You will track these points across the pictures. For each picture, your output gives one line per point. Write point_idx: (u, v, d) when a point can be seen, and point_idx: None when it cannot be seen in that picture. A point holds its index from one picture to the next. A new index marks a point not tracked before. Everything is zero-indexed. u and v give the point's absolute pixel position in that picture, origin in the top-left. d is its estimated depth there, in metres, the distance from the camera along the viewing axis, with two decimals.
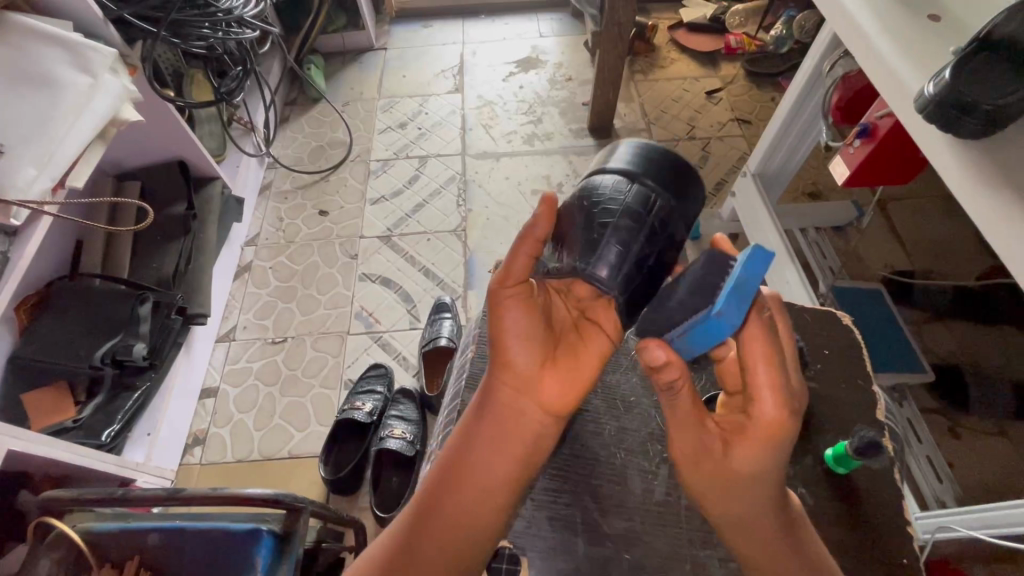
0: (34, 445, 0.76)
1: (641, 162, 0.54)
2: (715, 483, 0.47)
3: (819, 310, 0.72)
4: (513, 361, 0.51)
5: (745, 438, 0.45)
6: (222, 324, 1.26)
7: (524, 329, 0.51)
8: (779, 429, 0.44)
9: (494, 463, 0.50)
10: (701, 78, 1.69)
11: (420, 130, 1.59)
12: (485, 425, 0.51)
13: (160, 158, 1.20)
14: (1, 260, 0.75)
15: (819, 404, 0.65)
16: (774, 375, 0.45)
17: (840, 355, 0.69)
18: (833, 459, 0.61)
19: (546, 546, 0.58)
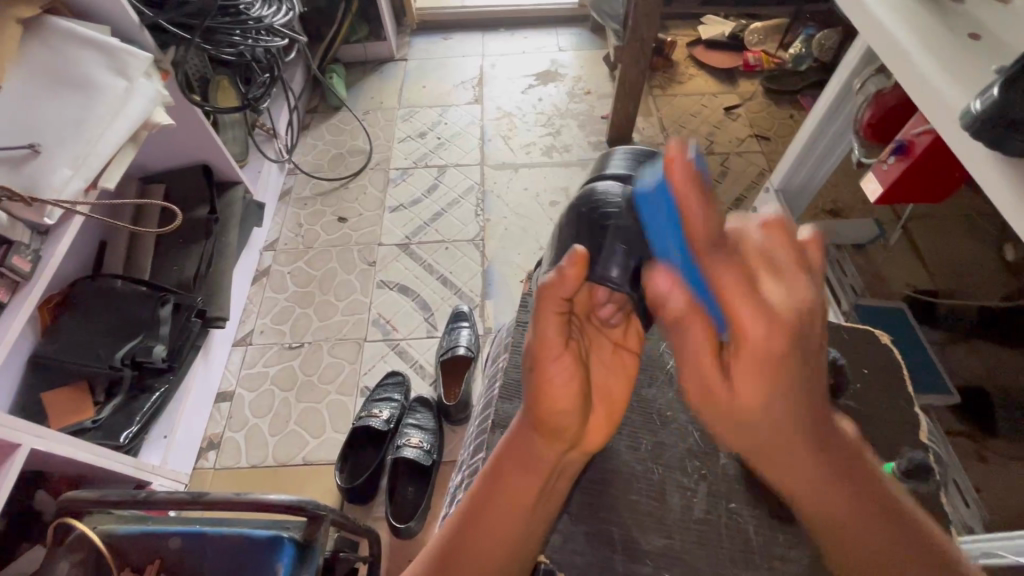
0: (56, 444, 0.76)
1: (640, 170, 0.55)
2: (733, 432, 0.40)
3: (855, 327, 0.71)
4: (555, 422, 0.45)
5: (742, 366, 0.37)
6: (240, 329, 1.26)
7: (567, 384, 0.44)
8: (779, 355, 0.36)
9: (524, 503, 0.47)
10: (719, 94, 1.70)
11: (439, 139, 1.60)
12: (519, 489, 0.47)
13: (185, 162, 1.21)
14: (33, 257, 0.75)
15: (857, 423, 0.64)
16: (754, 292, 0.35)
17: (878, 373, 0.68)
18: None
19: (582, 560, 0.57)
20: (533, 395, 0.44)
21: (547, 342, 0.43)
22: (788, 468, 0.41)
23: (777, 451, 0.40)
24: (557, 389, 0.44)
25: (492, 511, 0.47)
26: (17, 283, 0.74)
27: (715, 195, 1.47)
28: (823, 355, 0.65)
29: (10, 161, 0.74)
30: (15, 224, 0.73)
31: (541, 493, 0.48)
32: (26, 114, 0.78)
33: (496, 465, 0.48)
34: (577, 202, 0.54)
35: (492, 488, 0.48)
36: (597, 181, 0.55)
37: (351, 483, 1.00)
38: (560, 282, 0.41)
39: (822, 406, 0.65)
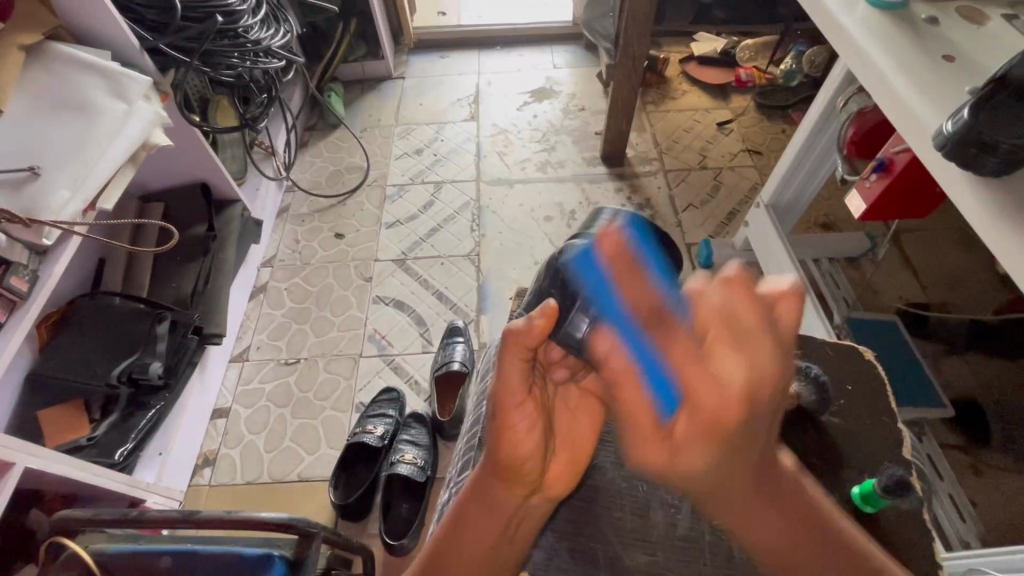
0: (50, 462, 0.76)
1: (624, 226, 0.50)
2: (685, 484, 0.38)
3: (840, 343, 0.72)
4: (518, 468, 0.43)
5: (690, 434, 0.35)
6: (236, 344, 1.27)
7: (531, 423, 0.43)
8: (731, 420, 0.34)
9: (484, 536, 0.47)
10: (712, 110, 1.72)
11: (435, 156, 1.63)
12: (483, 529, 0.47)
13: (183, 181, 1.22)
14: (31, 278, 0.76)
15: (842, 438, 0.65)
16: (702, 358, 0.34)
17: (863, 389, 0.68)
18: (861, 497, 0.59)
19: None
20: (495, 438, 0.43)
21: (511, 386, 0.43)
22: (726, 507, 0.42)
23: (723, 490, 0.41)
24: (519, 433, 0.42)
25: (460, 543, 0.48)
26: (15, 303, 0.75)
27: (708, 209, 1.48)
28: (808, 373, 0.67)
29: (9, 184, 0.76)
30: (14, 245, 0.75)
31: (504, 531, 0.48)
32: (27, 137, 0.80)
33: (461, 509, 0.48)
34: (552, 260, 0.51)
35: (458, 522, 0.48)
36: (581, 235, 0.51)
37: (345, 499, 1.00)
38: (527, 331, 0.42)
39: (806, 423, 0.65)
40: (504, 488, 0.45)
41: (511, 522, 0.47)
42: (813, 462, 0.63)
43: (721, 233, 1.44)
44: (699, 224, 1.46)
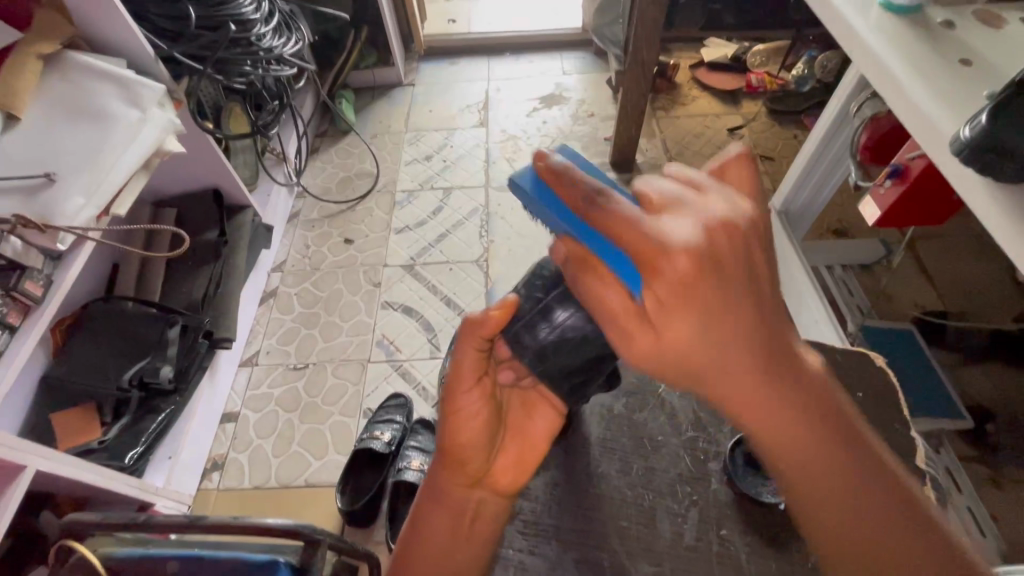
0: (61, 465, 0.77)
1: None
2: (674, 371, 0.38)
3: (852, 352, 0.71)
4: (463, 456, 0.49)
5: (667, 301, 0.36)
6: (246, 349, 1.28)
7: (476, 413, 0.50)
8: (694, 271, 0.36)
9: (438, 532, 0.51)
10: (722, 115, 1.71)
11: (445, 162, 1.63)
12: (437, 523, 0.51)
13: (195, 187, 1.24)
14: (45, 282, 0.78)
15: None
16: (655, 232, 0.36)
17: (876, 399, 0.67)
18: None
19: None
20: (445, 429, 0.50)
21: (461, 373, 0.49)
22: (741, 402, 0.39)
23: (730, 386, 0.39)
24: (466, 421, 0.49)
25: (422, 536, 0.51)
26: (30, 307, 0.76)
27: None
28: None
29: (26, 189, 0.77)
30: (28, 250, 0.76)
31: (457, 529, 0.51)
32: (45, 143, 0.81)
33: (421, 505, 0.53)
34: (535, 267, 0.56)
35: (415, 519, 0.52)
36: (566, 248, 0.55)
37: (352, 505, 1.00)
38: (484, 321, 0.47)
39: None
40: (450, 476, 0.50)
41: (461, 517, 0.51)
42: None
43: None
44: None
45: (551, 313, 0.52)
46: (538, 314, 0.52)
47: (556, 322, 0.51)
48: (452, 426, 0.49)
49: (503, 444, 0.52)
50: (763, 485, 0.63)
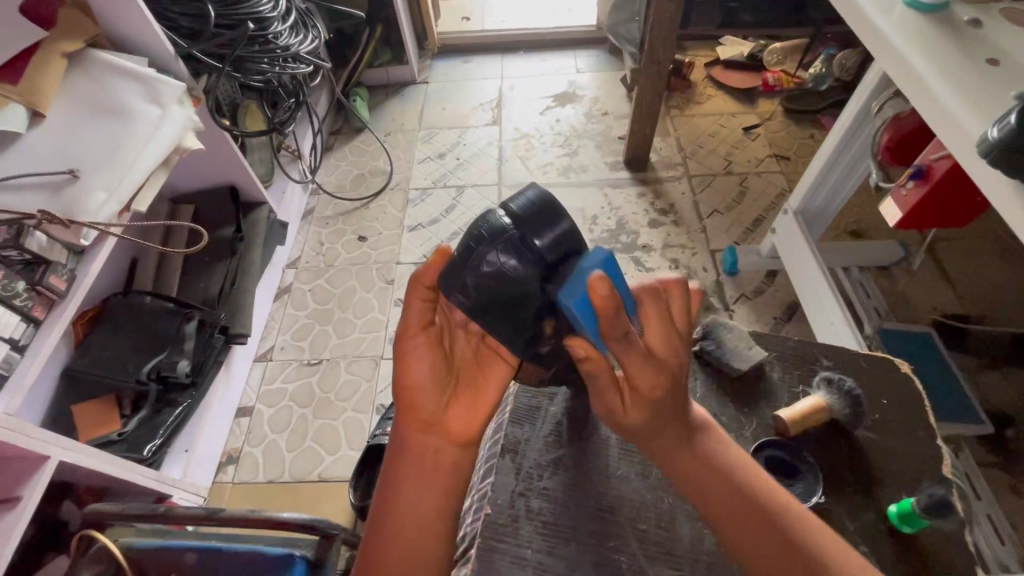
0: (83, 456, 0.78)
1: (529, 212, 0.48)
2: (632, 432, 0.50)
3: (873, 355, 0.70)
4: (416, 402, 0.48)
5: (635, 399, 0.47)
6: (261, 344, 1.30)
7: (426, 360, 0.49)
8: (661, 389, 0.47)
9: (403, 485, 0.49)
10: (738, 114, 1.69)
11: (458, 160, 1.64)
12: (409, 483, 0.48)
13: (213, 184, 1.26)
14: (69, 277, 0.79)
15: (878, 455, 0.62)
16: (647, 356, 0.45)
17: (900, 405, 0.66)
18: (899, 516, 0.57)
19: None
20: (398, 379, 0.49)
21: (408, 323, 0.49)
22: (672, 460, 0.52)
23: (655, 431, 0.50)
24: (413, 368, 0.48)
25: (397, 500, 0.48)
26: (54, 301, 0.78)
27: (733, 215, 1.46)
28: (841, 386, 0.64)
29: (50, 186, 0.79)
30: (53, 245, 0.77)
31: (421, 480, 0.49)
32: (69, 140, 0.82)
33: (388, 463, 0.50)
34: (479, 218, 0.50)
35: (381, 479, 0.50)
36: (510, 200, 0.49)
37: (366, 500, 1.00)
38: (422, 271, 0.47)
39: (839, 440, 0.63)
40: (407, 426, 0.49)
41: (423, 468, 0.49)
42: (847, 479, 0.61)
43: (746, 240, 1.41)
44: (724, 231, 1.43)
45: (486, 254, 0.46)
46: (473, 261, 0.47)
47: (494, 270, 0.46)
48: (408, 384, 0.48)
49: (458, 393, 0.50)
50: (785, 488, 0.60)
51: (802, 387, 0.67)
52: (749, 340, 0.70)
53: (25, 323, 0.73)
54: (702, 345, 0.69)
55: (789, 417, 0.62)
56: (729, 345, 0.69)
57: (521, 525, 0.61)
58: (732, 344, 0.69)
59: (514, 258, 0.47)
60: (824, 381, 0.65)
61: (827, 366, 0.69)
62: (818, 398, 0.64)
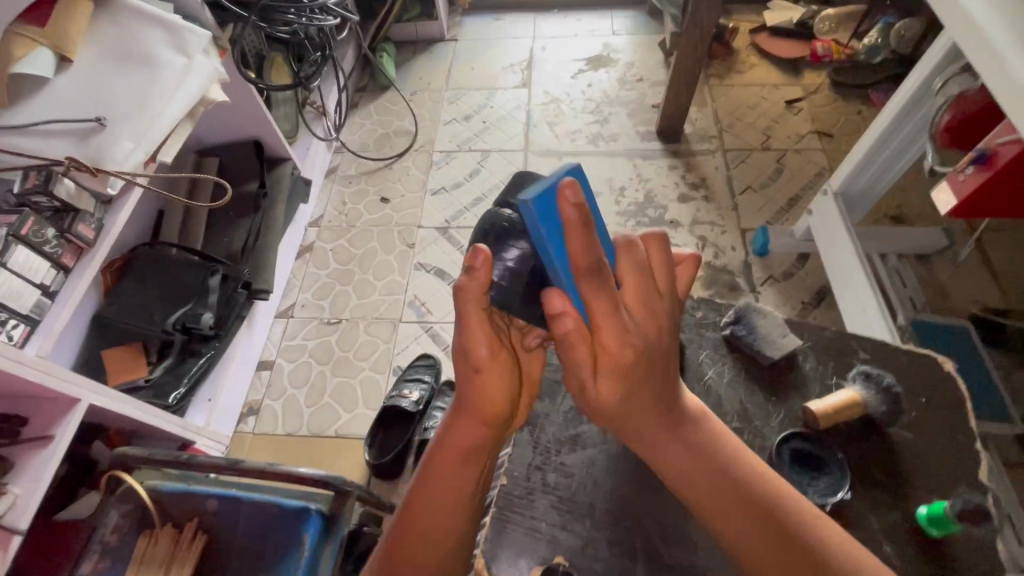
0: (113, 401, 0.81)
1: (535, 195, 0.51)
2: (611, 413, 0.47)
3: (914, 350, 0.67)
4: (489, 404, 0.49)
5: (606, 363, 0.44)
6: (283, 301, 1.31)
7: (497, 373, 0.49)
8: (632, 353, 0.44)
9: (466, 476, 0.51)
10: (781, 86, 1.60)
11: (484, 123, 1.59)
12: (453, 468, 0.50)
13: (238, 138, 1.25)
14: (97, 226, 0.80)
15: (911, 454, 0.60)
16: (615, 309, 0.42)
17: (936, 402, 0.63)
18: (928, 518, 0.55)
19: (601, 567, 0.58)
20: (469, 382, 0.49)
21: (481, 340, 0.47)
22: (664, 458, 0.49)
23: (634, 421, 0.48)
24: (491, 382, 0.49)
25: (440, 477, 0.50)
26: (82, 249, 0.79)
27: (767, 194, 1.40)
28: (879, 381, 0.62)
29: (79, 134, 0.78)
30: (82, 193, 0.78)
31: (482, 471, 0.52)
32: (94, 85, 0.81)
33: (445, 451, 0.51)
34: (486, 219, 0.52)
35: (439, 467, 0.51)
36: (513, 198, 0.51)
37: (380, 459, 1.03)
38: (471, 285, 0.44)
39: (873, 437, 0.61)
40: (472, 420, 0.50)
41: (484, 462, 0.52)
42: (875, 477, 0.59)
43: (779, 220, 1.36)
44: (756, 209, 1.38)
45: (497, 252, 0.49)
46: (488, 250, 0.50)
47: (505, 267, 0.49)
48: (473, 386, 0.49)
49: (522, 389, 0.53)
50: (809, 483, 0.57)
51: (835, 379, 0.65)
52: (783, 327, 0.66)
53: (54, 270, 0.75)
54: (733, 332, 0.67)
55: (820, 411, 0.59)
56: (761, 332, 0.66)
57: (536, 497, 0.62)
58: (766, 332, 0.66)
59: (525, 247, 0.49)
60: (861, 375, 0.63)
61: (864, 359, 0.66)
62: (855, 393, 0.61)
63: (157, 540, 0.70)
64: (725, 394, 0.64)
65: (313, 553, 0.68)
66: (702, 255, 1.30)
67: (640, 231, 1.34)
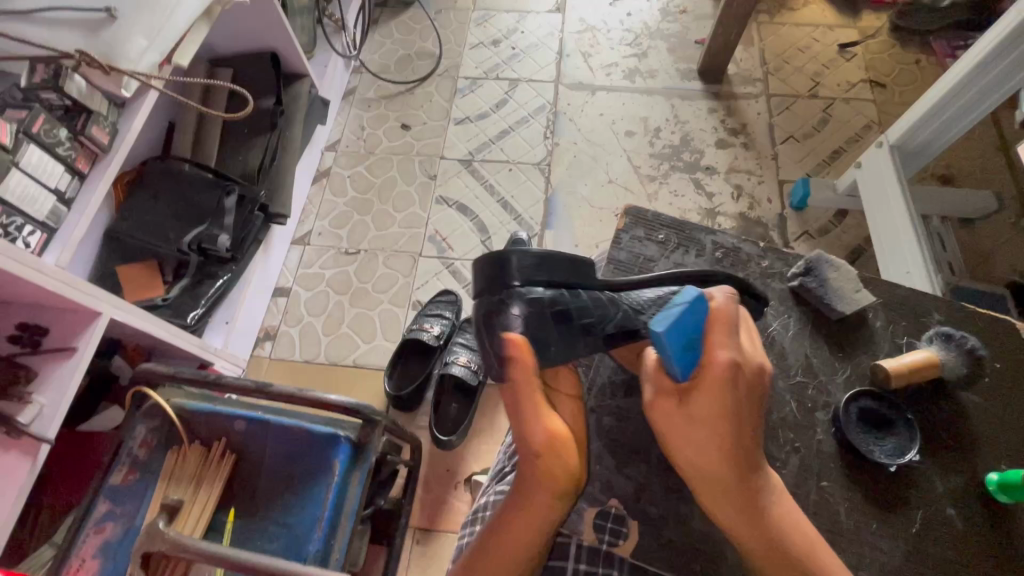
0: (132, 317, 0.79)
1: (531, 264, 0.49)
2: (676, 450, 0.49)
3: (991, 314, 0.64)
4: (563, 474, 0.49)
5: (691, 411, 0.48)
6: (299, 227, 1.27)
7: (568, 442, 0.50)
8: (711, 401, 0.47)
9: (531, 544, 0.51)
10: (836, 28, 1.48)
11: (513, 50, 1.48)
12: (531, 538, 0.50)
13: (254, 48, 1.16)
14: (111, 130, 0.74)
15: (979, 418, 0.58)
16: (730, 369, 0.48)
17: (1011, 371, 0.61)
18: (998, 484, 0.54)
19: (658, 513, 0.55)
20: (541, 455, 0.49)
21: (542, 411, 0.49)
22: (712, 498, 0.48)
23: (700, 465, 0.48)
24: (559, 455, 0.49)
25: (508, 543, 0.50)
26: (97, 154, 0.74)
27: (810, 145, 1.33)
28: (961, 344, 0.60)
29: (88, 25, 0.71)
30: (94, 93, 0.72)
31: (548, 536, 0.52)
32: None
33: (509, 517, 0.51)
34: (484, 300, 0.50)
35: (502, 530, 0.51)
36: (509, 275, 0.49)
37: (400, 390, 1.03)
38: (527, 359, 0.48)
39: (942, 399, 0.59)
40: (544, 493, 0.50)
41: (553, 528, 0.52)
42: (941, 439, 0.58)
43: (820, 173, 1.30)
44: (797, 160, 1.31)
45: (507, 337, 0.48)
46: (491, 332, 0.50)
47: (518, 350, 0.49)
48: (540, 458, 0.49)
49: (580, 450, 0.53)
50: (874, 442, 0.56)
51: (907, 339, 0.62)
52: (856, 282, 0.63)
53: (69, 175, 0.70)
54: (802, 282, 0.63)
55: (894, 369, 0.57)
56: (833, 286, 0.62)
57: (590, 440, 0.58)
58: (838, 285, 0.62)
59: (527, 319, 0.49)
60: (941, 337, 0.61)
61: (938, 320, 0.63)
62: (933, 353, 0.59)
63: (185, 456, 0.69)
64: (788, 348, 0.62)
65: (342, 479, 0.68)
66: (736, 205, 1.25)
67: (672, 177, 1.29)
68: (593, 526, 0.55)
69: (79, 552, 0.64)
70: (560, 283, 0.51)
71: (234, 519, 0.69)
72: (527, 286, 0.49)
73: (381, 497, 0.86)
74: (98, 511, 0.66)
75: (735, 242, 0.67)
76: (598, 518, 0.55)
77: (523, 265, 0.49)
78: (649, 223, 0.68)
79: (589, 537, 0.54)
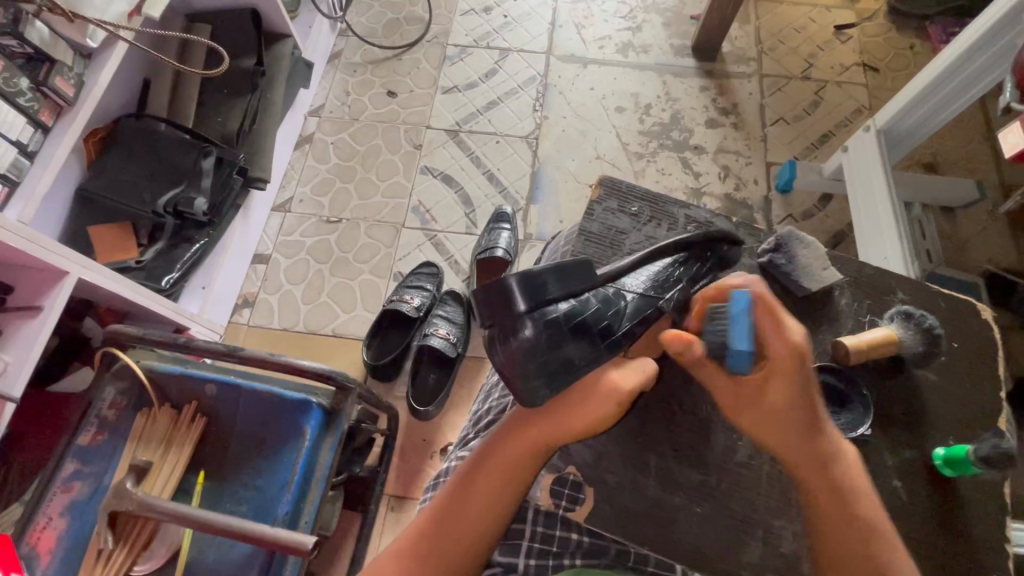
0: (102, 277, 0.77)
1: (537, 287, 0.45)
2: (752, 421, 0.49)
3: (957, 297, 0.65)
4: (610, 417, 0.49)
5: (766, 392, 0.47)
6: (279, 194, 1.24)
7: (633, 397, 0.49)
8: (779, 377, 0.47)
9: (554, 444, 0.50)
10: (833, 9, 1.46)
11: (505, 18, 1.44)
12: (461, 530, 0.50)
13: (234, 4, 1.11)
14: (76, 83, 0.71)
15: (933, 396, 0.60)
16: (793, 358, 0.46)
17: (969, 351, 0.62)
18: (944, 459, 0.56)
19: (615, 480, 0.56)
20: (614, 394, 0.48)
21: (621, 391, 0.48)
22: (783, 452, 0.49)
23: (776, 430, 0.48)
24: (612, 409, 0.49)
25: (541, 429, 0.49)
26: (61, 107, 0.71)
27: (800, 127, 1.32)
28: (920, 322, 0.60)
29: None
30: (57, 42, 0.69)
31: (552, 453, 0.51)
32: None
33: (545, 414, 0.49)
34: (496, 330, 0.46)
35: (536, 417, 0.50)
36: (516, 300, 0.45)
37: (379, 360, 1.03)
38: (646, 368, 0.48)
39: (899, 377, 0.60)
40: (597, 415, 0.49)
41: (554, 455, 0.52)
42: (898, 417, 0.59)
43: (808, 156, 1.29)
44: (786, 142, 1.30)
45: (522, 356, 0.46)
46: (503, 357, 0.46)
47: (533, 366, 0.46)
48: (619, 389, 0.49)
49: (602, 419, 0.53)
50: (833, 417, 0.59)
51: (870, 317, 0.63)
52: (825, 260, 0.63)
53: (32, 127, 0.68)
54: (772, 259, 0.63)
55: (854, 346, 0.58)
56: (801, 261, 0.62)
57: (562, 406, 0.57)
58: (806, 262, 0.62)
59: (541, 337, 0.46)
60: (901, 316, 0.61)
61: (903, 300, 0.64)
62: (892, 330, 0.60)
63: (155, 420, 0.69)
64: None
65: (314, 444, 0.68)
66: (722, 185, 1.25)
67: (660, 155, 1.27)
68: (550, 492, 0.56)
69: (46, 510, 0.64)
70: (565, 295, 0.47)
71: (203, 482, 0.69)
72: (539, 308, 0.46)
73: (354, 464, 0.86)
74: (66, 470, 0.66)
75: (708, 217, 0.67)
76: (556, 485, 0.56)
77: (530, 286, 0.45)
78: (623, 196, 0.67)
79: (545, 501, 0.56)
